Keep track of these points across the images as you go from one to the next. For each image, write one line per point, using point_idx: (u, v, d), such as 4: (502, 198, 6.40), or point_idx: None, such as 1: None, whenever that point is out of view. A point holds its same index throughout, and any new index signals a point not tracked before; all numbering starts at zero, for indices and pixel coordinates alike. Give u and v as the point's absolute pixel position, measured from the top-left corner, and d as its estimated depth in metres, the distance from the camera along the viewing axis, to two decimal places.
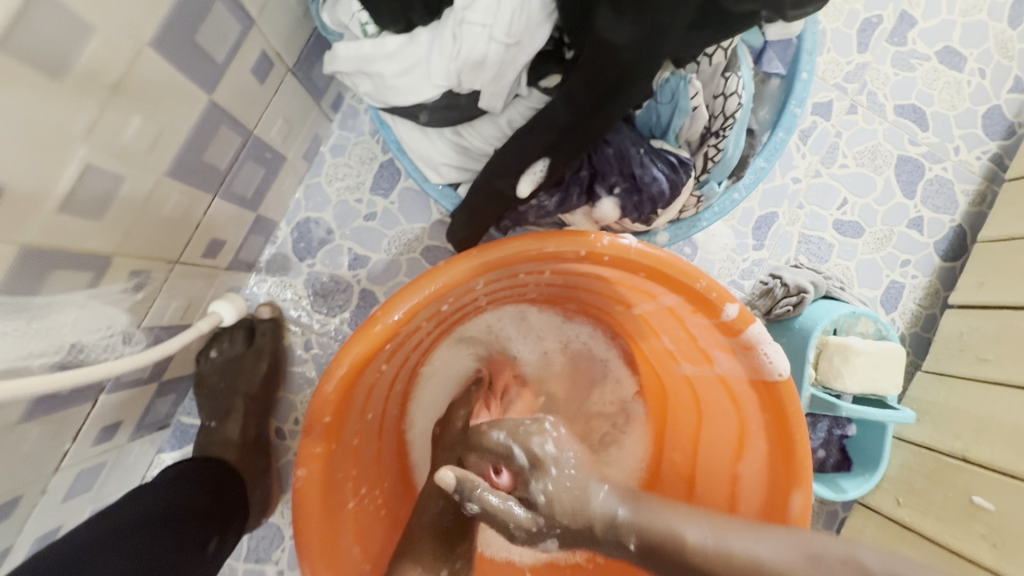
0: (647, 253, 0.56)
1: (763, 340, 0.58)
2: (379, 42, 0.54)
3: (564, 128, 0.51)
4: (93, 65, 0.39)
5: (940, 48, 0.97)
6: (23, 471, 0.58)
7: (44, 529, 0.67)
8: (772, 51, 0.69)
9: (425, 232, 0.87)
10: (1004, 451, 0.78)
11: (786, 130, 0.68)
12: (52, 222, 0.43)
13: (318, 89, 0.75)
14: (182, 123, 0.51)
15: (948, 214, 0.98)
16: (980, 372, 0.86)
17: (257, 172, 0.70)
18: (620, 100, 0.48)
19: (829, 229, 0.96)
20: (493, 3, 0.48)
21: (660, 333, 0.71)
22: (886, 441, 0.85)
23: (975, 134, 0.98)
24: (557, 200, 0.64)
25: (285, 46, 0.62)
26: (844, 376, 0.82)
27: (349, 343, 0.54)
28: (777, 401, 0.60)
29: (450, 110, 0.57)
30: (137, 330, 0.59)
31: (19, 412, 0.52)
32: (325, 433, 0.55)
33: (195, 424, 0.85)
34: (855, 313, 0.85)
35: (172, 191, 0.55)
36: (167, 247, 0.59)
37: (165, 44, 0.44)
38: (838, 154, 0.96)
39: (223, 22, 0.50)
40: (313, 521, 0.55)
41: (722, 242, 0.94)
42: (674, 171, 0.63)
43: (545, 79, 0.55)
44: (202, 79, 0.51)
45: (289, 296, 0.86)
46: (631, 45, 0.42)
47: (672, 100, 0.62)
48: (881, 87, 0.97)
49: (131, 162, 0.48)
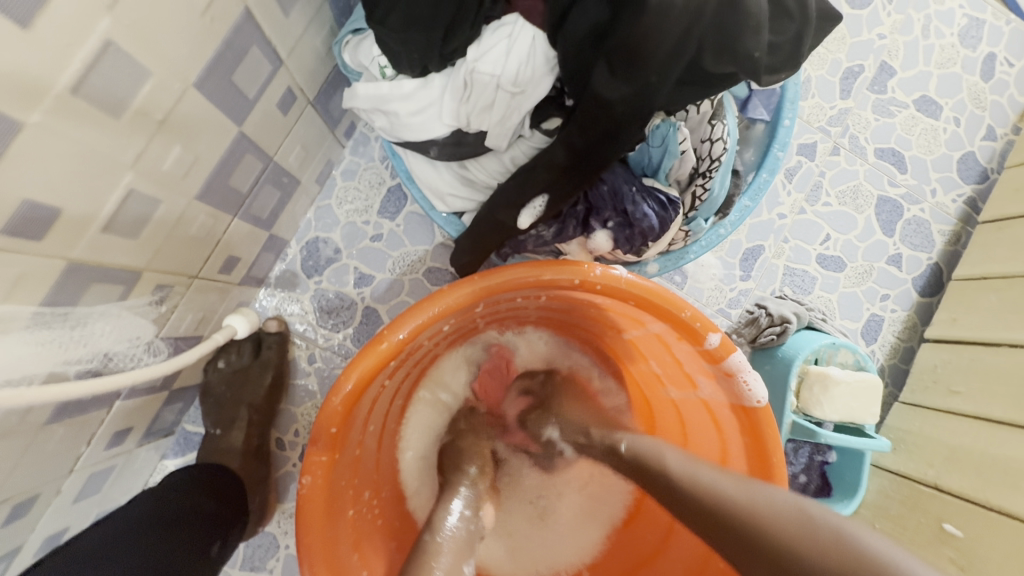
0: (637, 284, 0.61)
1: (743, 367, 0.62)
2: (396, 84, 0.59)
3: (562, 168, 0.56)
4: (145, 104, 0.44)
5: (918, 97, 1.04)
6: (41, 472, 0.61)
7: (52, 529, 0.70)
8: (756, 99, 0.76)
9: (428, 254, 0.91)
10: (973, 480, 0.82)
11: (769, 171, 0.73)
12: (95, 240, 0.48)
13: (334, 119, 0.80)
14: (213, 152, 0.56)
15: (925, 252, 1.03)
16: (953, 405, 0.90)
17: (274, 194, 0.74)
18: (613, 146, 0.53)
19: (812, 262, 1.01)
20: (502, 55, 0.53)
21: (648, 358, 0.75)
22: (863, 469, 0.88)
23: (950, 177, 1.04)
24: (555, 231, 0.68)
25: (308, 81, 0.67)
26: (823, 405, 0.87)
27: (357, 359, 0.58)
28: (755, 425, 0.64)
29: (459, 146, 0.62)
30: (158, 340, 0.63)
31: (45, 414, 0.55)
32: (330, 443, 0.59)
33: (199, 432, 0.88)
34: (836, 343, 0.89)
35: (199, 213, 0.59)
36: (189, 264, 0.63)
37: (206, 83, 0.49)
38: (821, 192, 1.02)
39: (257, 63, 0.55)
40: (315, 525, 0.58)
41: (711, 272, 0.99)
42: (664, 209, 0.68)
43: (548, 121, 0.60)
44: (234, 113, 0.55)
45: (296, 311, 0.89)
46: (624, 99, 0.47)
47: (663, 143, 0.67)
48: (862, 131, 1.03)
49: (167, 187, 0.52)
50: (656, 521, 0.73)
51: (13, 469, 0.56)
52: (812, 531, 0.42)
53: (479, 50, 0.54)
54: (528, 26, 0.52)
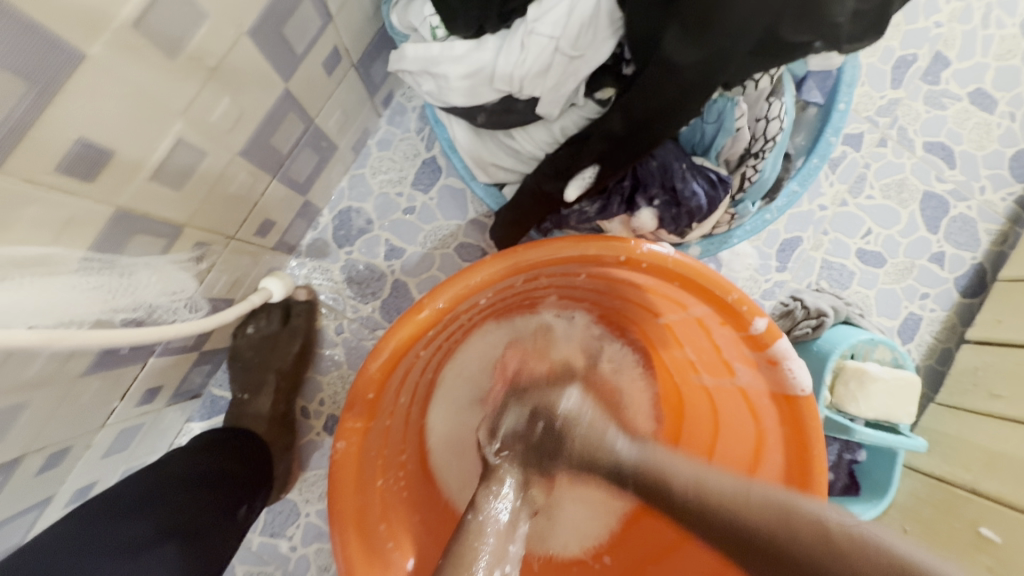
0: (683, 263, 0.59)
1: (789, 355, 0.60)
2: (448, 45, 0.57)
3: (618, 139, 0.54)
4: (199, 48, 0.43)
5: (972, 90, 1.00)
6: (75, 422, 0.61)
7: (83, 482, 0.70)
8: (811, 81, 0.73)
9: (460, 229, 0.89)
10: (1012, 485, 0.79)
11: (820, 157, 0.70)
12: (142, 188, 0.47)
13: (374, 85, 0.78)
14: (259, 108, 0.55)
15: (970, 251, 1.00)
16: (994, 408, 0.87)
17: (312, 158, 0.73)
18: (677, 115, 0.51)
19: (852, 256, 0.98)
20: (563, 17, 0.51)
21: (684, 344, 0.74)
22: (896, 467, 0.86)
23: (1001, 175, 1.00)
24: (598, 207, 0.67)
25: (353, 43, 0.65)
26: (859, 401, 0.84)
27: (396, 326, 0.57)
28: (797, 414, 0.62)
29: (507, 114, 0.62)
30: (196, 298, 0.63)
31: (85, 363, 0.55)
32: (366, 409, 0.58)
33: (225, 396, 0.88)
34: (874, 340, 0.86)
35: (242, 170, 0.58)
36: (227, 222, 0.62)
37: (258, 32, 0.48)
38: (865, 185, 0.99)
39: (307, 17, 0.54)
40: (347, 492, 0.58)
41: (746, 261, 0.97)
42: (713, 188, 0.66)
43: (601, 91, 0.58)
44: (282, 68, 0.54)
45: (326, 281, 0.88)
46: (693, 66, 0.45)
47: (718, 119, 0.67)
48: (912, 123, 0.99)
49: (214, 139, 0.51)
50: None
51: (51, 417, 0.57)
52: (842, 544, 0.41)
53: (540, 10, 0.52)
54: None
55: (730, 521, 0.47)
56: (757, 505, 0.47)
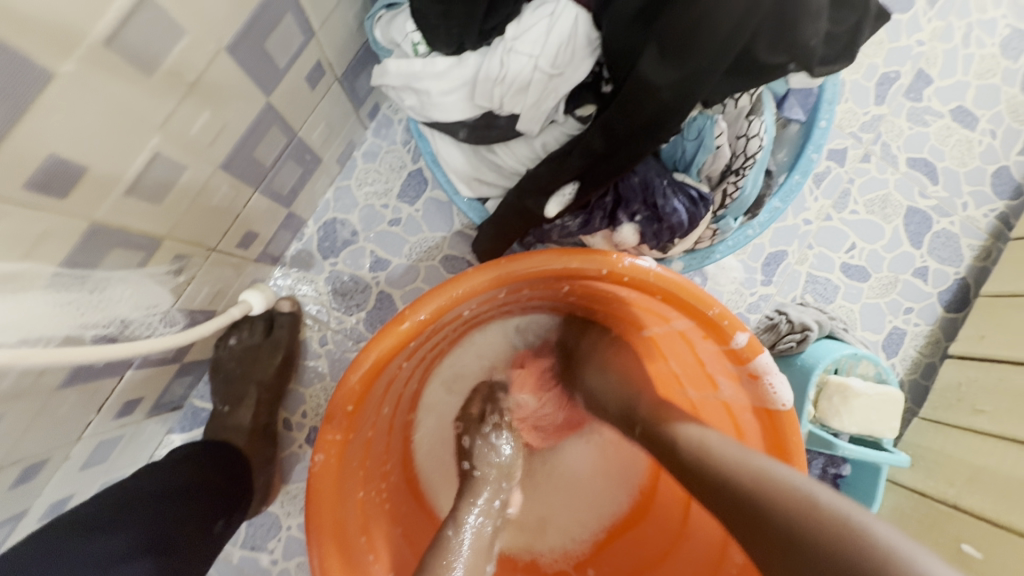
0: (665, 277, 0.59)
1: (770, 370, 0.61)
2: (429, 61, 0.58)
3: (598, 155, 0.54)
4: (177, 64, 0.43)
5: (954, 107, 1.01)
6: (49, 437, 0.60)
7: (57, 496, 0.69)
8: (793, 99, 0.74)
9: (446, 241, 0.90)
10: (994, 501, 0.80)
11: (802, 173, 0.71)
12: (118, 203, 0.47)
13: (359, 98, 0.78)
14: (240, 122, 0.55)
15: (952, 266, 1.01)
16: (977, 424, 0.88)
17: (296, 171, 0.73)
18: (656, 135, 0.50)
19: (836, 270, 0.99)
20: (542, 36, 0.52)
21: (668, 357, 0.74)
22: (879, 481, 0.86)
23: (983, 191, 1.02)
24: (580, 222, 0.68)
25: (337, 56, 0.66)
26: (843, 416, 0.84)
27: (377, 338, 0.57)
28: (779, 430, 0.62)
29: (488, 130, 0.62)
30: (174, 311, 0.62)
31: (58, 378, 0.54)
32: (345, 421, 0.58)
33: (207, 408, 0.87)
34: (858, 355, 0.86)
35: (223, 183, 0.58)
36: (207, 235, 0.62)
37: (238, 47, 0.48)
38: (849, 200, 1.00)
39: (289, 32, 0.54)
40: (325, 506, 0.57)
41: (731, 275, 0.97)
42: (694, 205, 0.66)
43: (582, 108, 0.58)
44: (264, 83, 0.54)
45: (310, 292, 0.88)
46: (672, 86, 0.45)
47: (698, 137, 0.67)
48: (895, 139, 1.00)
49: (193, 153, 0.51)
50: (665, 522, 0.71)
51: (25, 431, 0.56)
52: (813, 512, 0.42)
53: (518, 29, 0.53)
54: (570, 6, 0.51)
55: (716, 481, 0.50)
56: (737, 471, 0.50)
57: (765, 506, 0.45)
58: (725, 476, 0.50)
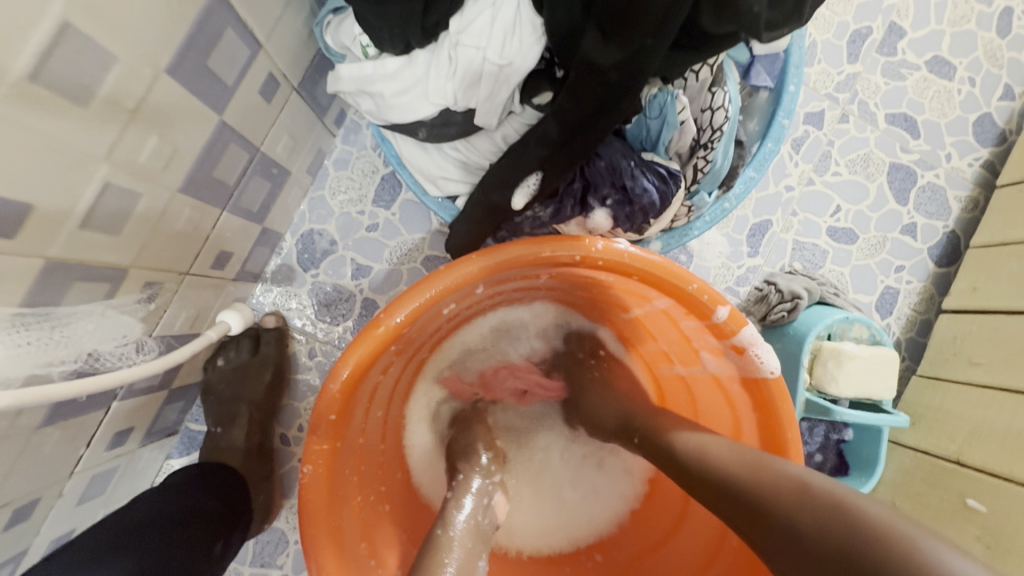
0: (640, 257, 0.58)
1: (755, 342, 0.60)
2: (379, 63, 0.57)
3: (556, 144, 0.53)
4: (113, 92, 0.42)
5: (930, 58, 0.99)
6: (40, 476, 0.61)
7: (59, 532, 0.70)
8: (759, 66, 0.71)
9: (425, 242, 0.89)
10: (996, 454, 0.79)
11: (775, 141, 0.71)
12: (73, 237, 0.47)
13: (321, 106, 0.77)
14: (193, 142, 0.54)
15: (941, 220, 1.00)
16: (974, 376, 0.87)
17: (265, 186, 0.73)
18: (609, 116, 0.50)
19: (823, 235, 0.98)
20: (486, 26, 0.51)
21: (657, 337, 0.73)
22: (880, 444, 0.85)
23: (966, 141, 1.00)
24: (551, 212, 0.67)
25: (289, 67, 0.65)
26: (839, 380, 0.84)
27: (354, 344, 0.56)
28: (769, 399, 0.61)
29: (446, 126, 0.61)
30: (150, 339, 0.62)
31: (38, 417, 0.54)
32: (330, 430, 0.58)
33: (202, 430, 0.87)
34: (849, 318, 0.85)
35: (184, 207, 0.58)
36: (177, 260, 0.62)
37: (179, 68, 0.47)
38: (830, 162, 0.98)
39: (232, 47, 0.53)
40: (318, 516, 0.57)
41: (717, 249, 0.96)
42: (664, 183, 0.65)
43: (538, 97, 0.57)
44: (212, 101, 0.54)
45: (294, 305, 0.88)
46: (618, 65, 0.44)
47: (661, 114, 0.64)
48: (872, 97, 0.98)
49: (147, 180, 0.51)
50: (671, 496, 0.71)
51: (10, 473, 0.56)
52: (828, 509, 0.40)
53: (461, 21, 0.52)
54: None
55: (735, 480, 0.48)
56: (749, 473, 0.48)
57: (767, 507, 0.44)
58: (733, 479, 0.48)
